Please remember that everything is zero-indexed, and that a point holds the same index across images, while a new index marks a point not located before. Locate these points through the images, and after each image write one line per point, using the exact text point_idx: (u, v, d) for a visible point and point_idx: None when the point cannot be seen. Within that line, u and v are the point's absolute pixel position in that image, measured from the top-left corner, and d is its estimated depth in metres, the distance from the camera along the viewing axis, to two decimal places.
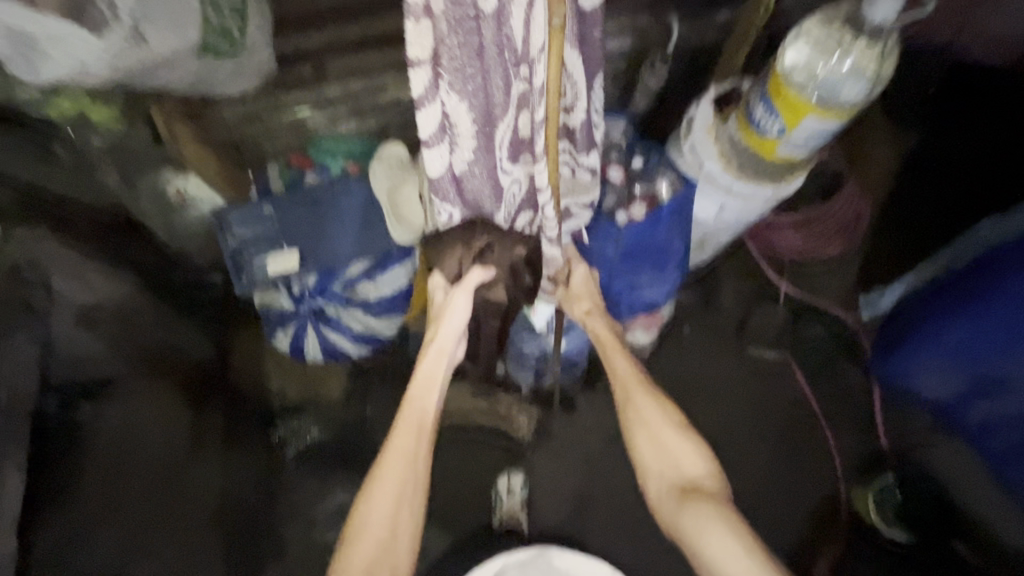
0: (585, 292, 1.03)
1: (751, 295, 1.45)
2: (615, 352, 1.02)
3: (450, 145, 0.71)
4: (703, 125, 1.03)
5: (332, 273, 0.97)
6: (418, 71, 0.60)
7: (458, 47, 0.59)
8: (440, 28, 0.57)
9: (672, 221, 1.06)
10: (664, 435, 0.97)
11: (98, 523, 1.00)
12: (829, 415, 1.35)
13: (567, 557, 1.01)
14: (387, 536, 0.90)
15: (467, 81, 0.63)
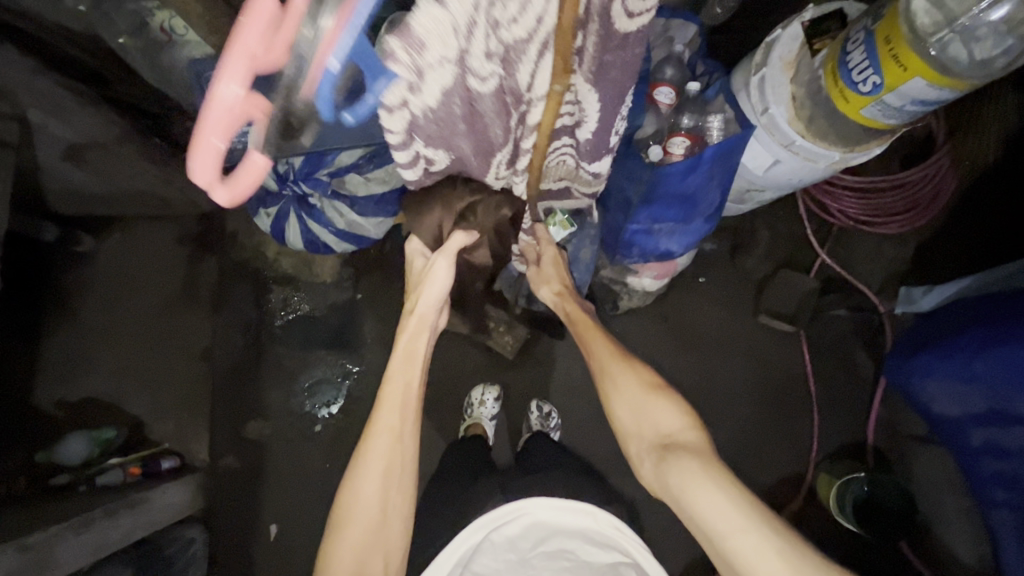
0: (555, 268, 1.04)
1: (783, 258, 1.31)
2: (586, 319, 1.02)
3: (428, 165, 0.74)
4: (782, 57, 0.84)
5: (323, 158, 0.87)
6: (393, 136, 0.62)
7: (435, 124, 0.63)
8: (416, 116, 0.60)
9: (714, 168, 0.89)
10: (636, 396, 0.91)
11: (94, 337, 1.31)
12: (824, 397, 1.28)
13: (546, 504, 0.79)
14: (377, 516, 0.84)
15: (448, 134, 0.66)
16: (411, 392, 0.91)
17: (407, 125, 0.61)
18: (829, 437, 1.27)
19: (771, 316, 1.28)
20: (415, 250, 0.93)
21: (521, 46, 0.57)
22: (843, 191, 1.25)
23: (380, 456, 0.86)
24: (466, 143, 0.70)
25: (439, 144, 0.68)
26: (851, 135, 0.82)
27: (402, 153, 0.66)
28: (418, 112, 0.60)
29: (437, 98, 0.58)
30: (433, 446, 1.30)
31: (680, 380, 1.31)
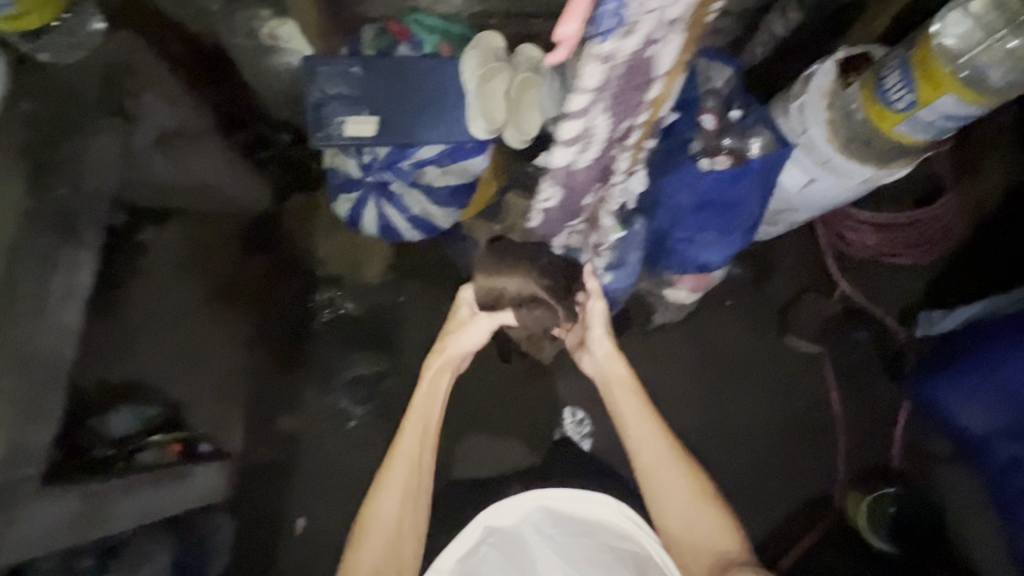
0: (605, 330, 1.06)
1: (806, 283, 1.39)
2: (635, 397, 1.05)
3: (579, 151, 0.80)
4: (820, 86, 0.95)
5: (405, 152, 0.98)
6: (582, 97, 0.68)
7: (619, 84, 0.69)
8: (610, 73, 0.66)
9: (756, 179, 1.00)
10: (687, 503, 0.98)
11: (138, 339, 1.14)
12: (849, 421, 1.32)
13: (561, 494, 0.98)
14: (394, 530, 0.94)
15: (625, 100, 0.72)
16: (431, 428, 1.01)
17: (597, 86, 0.67)
18: (852, 460, 1.30)
19: (797, 337, 1.35)
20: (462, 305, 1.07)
21: (673, 24, 0.64)
22: (856, 223, 1.30)
23: (399, 480, 0.96)
24: (615, 116, 0.76)
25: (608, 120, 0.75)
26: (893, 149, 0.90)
27: (572, 123, 0.74)
28: (612, 69, 0.65)
29: (632, 52, 0.64)
30: (465, 445, 1.33)
31: (708, 398, 1.35)
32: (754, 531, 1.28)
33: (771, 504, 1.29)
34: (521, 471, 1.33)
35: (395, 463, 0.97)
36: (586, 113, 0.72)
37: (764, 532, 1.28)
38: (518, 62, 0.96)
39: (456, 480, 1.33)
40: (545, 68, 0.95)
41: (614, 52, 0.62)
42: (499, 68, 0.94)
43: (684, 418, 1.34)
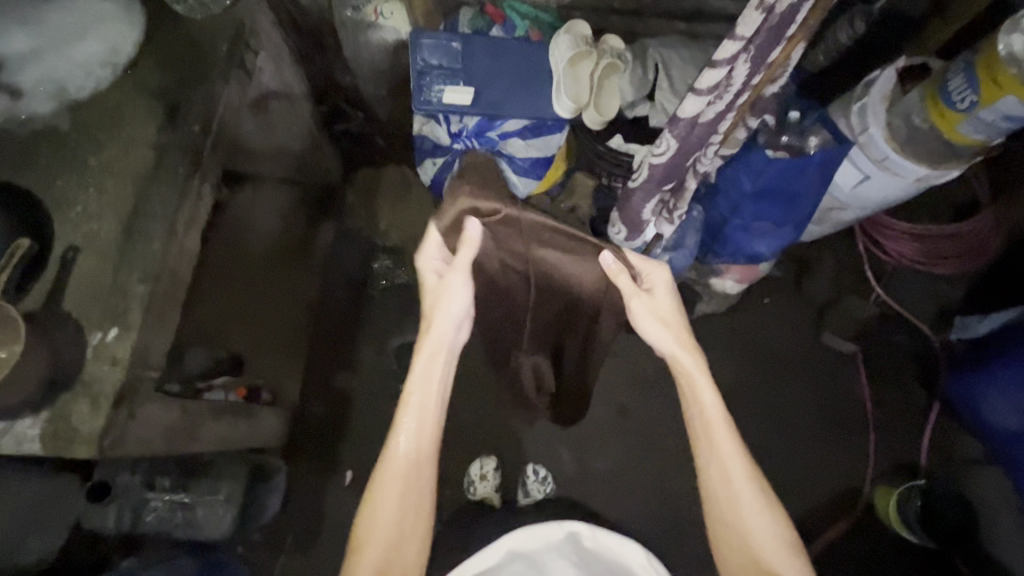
0: (664, 320, 0.84)
1: (844, 286, 1.46)
2: (702, 383, 0.81)
3: (712, 101, 0.67)
4: (881, 92, 1.04)
5: (492, 123, 1.05)
6: (728, 48, 0.58)
7: (771, 37, 0.59)
8: (769, 17, 0.55)
9: (816, 174, 1.06)
10: (759, 534, 0.74)
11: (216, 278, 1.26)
12: (880, 419, 1.38)
13: (600, 538, 0.80)
14: (393, 540, 0.73)
15: (769, 52, 0.62)
16: (435, 419, 0.79)
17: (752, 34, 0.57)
18: (882, 455, 1.36)
19: (834, 335, 1.41)
20: (428, 264, 0.84)
21: None
22: (895, 234, 1.37)
23: (396, 481, 0.75)
24: (754, 70, 0.64)
25: (751, 65, 0.63)
26: (959, 147, 0.99)
27: (717, 72, 0.61)
28: (770, 20, 0.56)
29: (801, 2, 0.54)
30: (512, 414, 1.39)
31: (747, 384, 1.41)
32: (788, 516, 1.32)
33: (801, 494, 1.34)
34: (567, 440, 1.39)
35: (391, 463, 0.76)
36: (736, 61, 0.60)
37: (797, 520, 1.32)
38: (603, 50, 1.07)
39: (501, 447, 1.39)
40: (627, 57, 1.08)
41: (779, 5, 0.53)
42: (587, 53, 1.05)
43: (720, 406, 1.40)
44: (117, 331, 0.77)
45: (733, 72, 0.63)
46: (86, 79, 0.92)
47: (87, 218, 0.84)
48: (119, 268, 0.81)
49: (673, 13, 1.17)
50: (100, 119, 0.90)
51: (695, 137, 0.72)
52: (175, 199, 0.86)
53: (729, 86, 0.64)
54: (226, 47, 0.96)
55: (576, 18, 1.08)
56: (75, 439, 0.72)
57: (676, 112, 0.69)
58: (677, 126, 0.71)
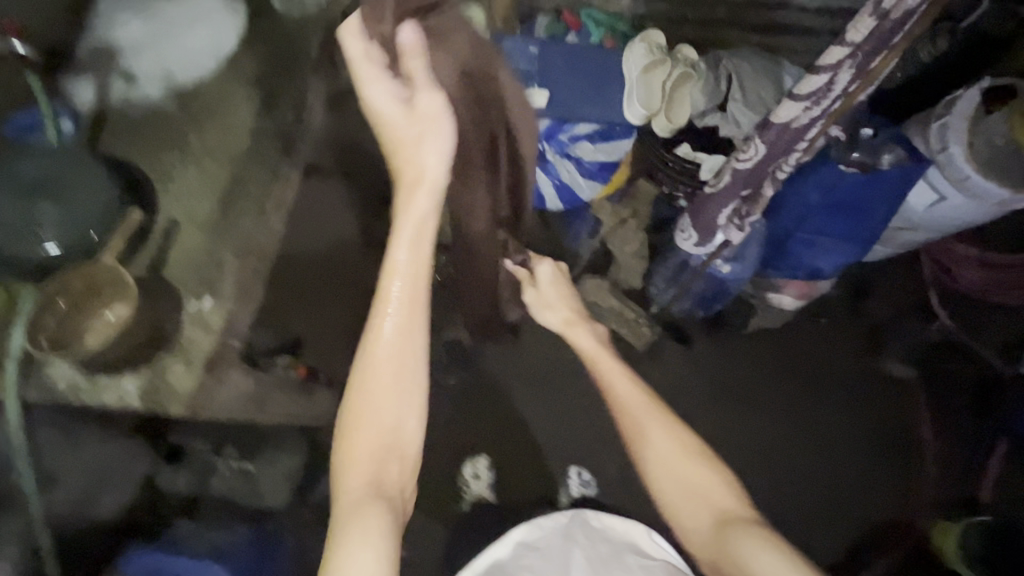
0: (563, 300, 1.20)
1: (907, 310, 1.41)
2: (610, 373, 1.04)
3: (810, 108, 0.69)
4: (964, 111, 1.01)
5: (562, 126, 1.09)
6: (836, 51, 0.62)
7: (881, 48, 0.61)
8: (883, 25, 0.58)
9: (888, 190, 1.05)
10: (671, 455, 0.89)
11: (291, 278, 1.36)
12: (939, 451, 1.33)
13: (605, 519, 0.82)
14: (387, 431, 0.80)
15: (879, 63, 0.64)
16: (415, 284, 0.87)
17: (862, 42, 0.60)
18: (940, 486, 1.31)
19: (891, 360, 1.37)
20: (381, 92, 0.85)
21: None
22: (962, 260, 1.35)
23: (387, 370, 0.82)
24: (860, 80, 0.66)
25: (855, 75, 0.65)
26: None
27: (819, 76, 0.65)
28: (883, 28, 0.59)
29: (920, 12, 0.57)
30: (555, 416, 1.39)
31: (792, 399, 1.39)
32: (843, 536, 1.29)
33: (849, 519, 1.30)
34: (609, 448, 1.37)
35: (376, 347, 0.83)
36: (840, 67, 0.63)
37: (847, 545, 1.29)
38: (677, 59, 1.08)
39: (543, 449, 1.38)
40: (701, 67, 1.09)
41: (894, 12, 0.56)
42: (661, 61, 1.06)
43: (769, 423, 1.37)
44: (211, 299, 0.84)
45: (836, 79, 0.65)
46: (192, 66, 0.99)
47: (186, 195, 0.90)
48: (215, 242, 0.87)
49: (746, 28, 1.18)
50: (202, 103, 0.97)
51: (784, 144, 0.75)
52: (268, 181, 0.91)
53: (829, 94, 0.67)
54: (319, 41, 1.02)
55: (651, 28, 1.10)
56: (168, 396, 0.79)
57: (770, 117, 0.73)
58: (767, 132, 0.74)
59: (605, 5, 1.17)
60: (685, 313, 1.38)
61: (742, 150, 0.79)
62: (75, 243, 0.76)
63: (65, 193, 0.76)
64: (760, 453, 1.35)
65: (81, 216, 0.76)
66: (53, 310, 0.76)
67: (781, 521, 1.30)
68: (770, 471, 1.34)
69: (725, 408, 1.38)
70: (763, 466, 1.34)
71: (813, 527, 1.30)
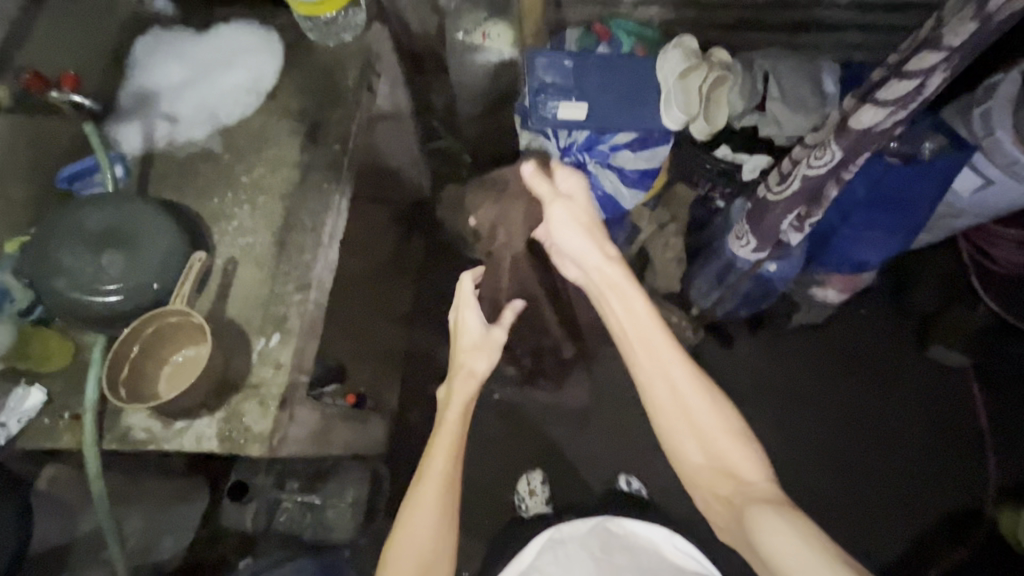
0: (587, 231, 0.96)
1: (950, 295, 1.40)
2: (630, 291, 0.87)
3: (894, 112, 0.69)
4: (1006, 95, 1.02)
5: (602, 137, 1.08)
6: (929, 55, 0.62)
7: (976, 50, 0.61)
8: (980, 30, 0.58)
9: (936, 179, 1.03)
10: (699, 414, 0.76)
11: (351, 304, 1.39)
12: (997, 437, 1.32)
13: (625, 524, 1.02)
14: (428, 547, 0.75)
15: (967, 65, 0.64)
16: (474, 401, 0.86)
17: (959, 46, 0.60)
18: (1001, 473, 1.29)
19: (943, 348, 1.35)
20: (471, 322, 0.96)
21: None
22: (1000, 239, 1.29)
23: (444, 462, 0.79)
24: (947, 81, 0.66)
25: (944, 78, 0.65)
26: None
27: (909, 81, 0.65)
28: (982, 32, 0.59)
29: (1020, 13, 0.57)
30: (604, 424, 1.39)
31: (830, 388, 1.38)
32: (900, 532, 1.27)
33: (902, 511, 1.29)
34: (663, 453, 1.37)
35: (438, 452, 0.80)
36: (932, 71, 0.63)
37: (905, 550, 1.26)
38: (712, 62, 1.08)
39: (596, 459, 1.37)
40: (737, 68, 1.09)
41: (999, 16, 0.56)
42: (698, 65, 1.06)
43: (817, 417, 1.36)
44: (279, 337, 0.83)
45: (924, 83, 0.65)
46: (235, 104, 0.99)
47: (242, 234, 0.90)
48: (275, 277, 0.87)
49: (774, 25, 1.18)
50: (248, 142, 0.97)
51: (860, 148, 0.75)
52: (321, 214, 0.92)
53: (916, 97, 0.67)
54: (356, 71, 1.01)
55: (683, 34, 1.10)
56: (246, 438, 0.78)
57: (847, 121, 0.73)
58: (845, 136, 0.74)
59: (634, 13, 1.17)
60: (728, 316, 1.38)
61: (813, 155, 0.80)
62: (145, 291, 0.76)
63: (129, 241, 0.78)
64: (806, 449, 1.34)
65: (146, 262, 0.77)
66: (126, 357, 0.75)
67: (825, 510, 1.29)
68: (821, 467, 1.33)
69: (771, 404, 1.37)
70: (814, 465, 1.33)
71: (866, 519, 1.28)
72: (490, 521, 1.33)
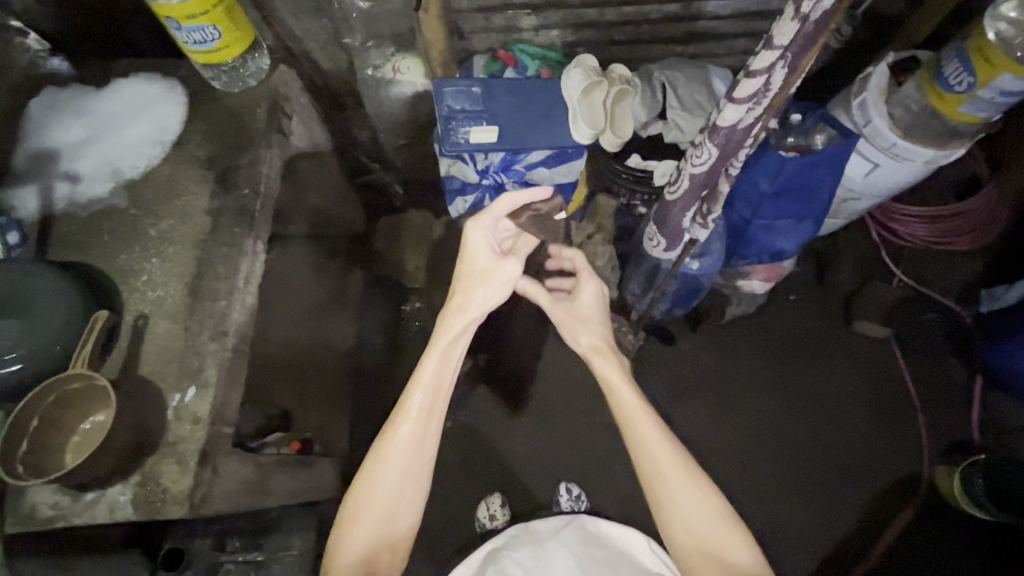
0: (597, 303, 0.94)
1: (867, 271, 1.49)
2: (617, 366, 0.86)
3: (751, 108, 0.75)
4: (878, 86, 1.10)
5: (517, 156, 1.11)
6: (767, 54, 0.67)
7: (807, 44, 0.66)
8: (802, 29, 0.63)
9: (828, 167, 1.10)
10: (684, 499, 0.77)
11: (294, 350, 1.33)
12: (925, 403, 1.39)
13: (598, 524, 0.99)
14: (389, 510, 0.75)
15: (805, 58, 0.70)
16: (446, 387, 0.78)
17: (788, 44, 0.65)
18: (939, 439, 1.36)
19: (865, 324, 1.42)
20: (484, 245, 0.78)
21: None
22: (905, 217, 1.43)
23: (415, 423, 0.75)
24: (790, 76, 0.72)
25: (787, 71, 0.70)
26: (958, 128, 1.05)
27: (756, 79, 0.70)
28: (806, 29, 0.63)
29: (833, 9, 0.62)
30: (561, 437, 1.39)
31: (789, 369, 1.43)
32: (855, 505, 1.32)
33: (861, 484, 1.34)
34: (620, 456, 1.38)
35: (395, 430, 0.75)
36: (773, 67, 0.68)
37: (866, 503, 1.32)
38: (613, 77, 1.14)
39: (556, 473, 1.37)
40: (636, 82, 1.15)
41: (813, 13, 0.61)
42: (600, 82, 1.11)
43: (766, 403, 1.41)
44: (195, 390, 0.80)
45: (770, 79, 0.71)
46: (139, 157, 0.97)
47: (151, 289, 0.87)
48: (189, 329, 0.84)
49: (669, 39, 1.25)
50: (155, 194, 0.95)
51: (733, 143, 0.81)
52: (236, 258, 0.90)
53: (767, 92, 0.72)
54: (264, 114, 1.00)
55: (581, 53, 1.15)
56: (165, 500, 0.75)
57: (714, 120, 0.79)
58: (716, 135, 0.79)
59: (537, 37, 1.21)
60: (665, 315, 1.42)
61: (694, 154, 0.85)
62: (41, 360, 0.73)
63: (20, 306, 0.73)
64: (770, 431, 1.39)
65: (42, 326, 0.73)
66: (25, 430, 0.70)
67: (800, 505, 1.32)
68: (785, 445, 1.37)
69: (720, 394, 1.42)
70: (791, 423, 1.39)
71: (831, 495, 1.33)
72: (455, 549, 1.31)
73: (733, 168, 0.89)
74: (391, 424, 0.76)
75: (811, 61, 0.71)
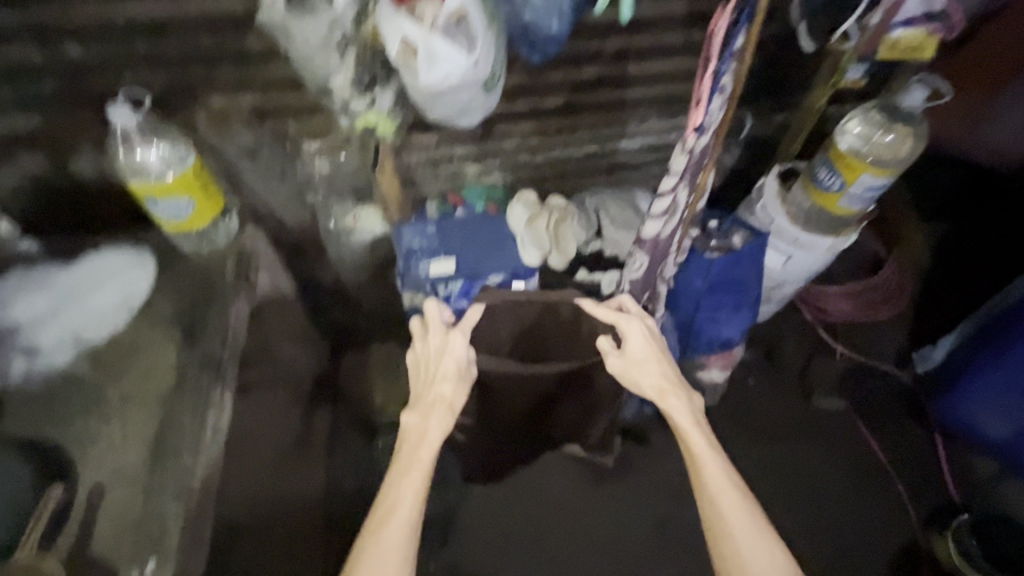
0: (647, 362, 0.91)
1: (810, 348, 1.59)
2: (676, 403, 0.88)
3: (666, 222, 0.87)
4: (772, 192, 1.30)
5: (475, 282, 1.18)
6: (669, 180, 0.80)
7: (696, 168, 0.81)
8: (689, 158, 0.78)
9: (750, 261, 1.23)
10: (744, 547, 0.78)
11: None
12: (898, 468, 1.43)
13: None
14: None
15: (698, 179, 0.84)
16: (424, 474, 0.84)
17: (683, 169, 0.79)
18: (921, 503, 1.39)
19: (824, 399, 1.50)
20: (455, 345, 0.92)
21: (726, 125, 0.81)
22: (829, 297, 1.55)
23: (410, 508, 0.81)
24: (690, 193, 0.86)
25: (688, 190, 0.84)
26: (844, 218, 1.24)
27: (665, 200, 0.83)
28: (693, 157, 0.78)
29: (708, 142, 0.78)
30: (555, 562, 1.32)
31: (764, 449, 1.47)
32: None
33: (857, 562, 1.34)
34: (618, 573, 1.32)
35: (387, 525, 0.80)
36: (676, 189, 0.81)
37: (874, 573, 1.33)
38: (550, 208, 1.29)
39: None
40: (571, 209, 1.31)
41: (695, 148, 0.76)
42: (540, 213, 1.26)
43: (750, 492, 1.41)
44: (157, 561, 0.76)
45: (676, 199, 0.84)
46: (104, 323, 0.99)
47: (110, 456, 0.85)
48: (151, 495, 0.81)
49: (592, 170, 1.45)
50: (118, 357, 0.95)
51: (660, 251, 0.93)
52: (200, 412, 0.89)
53: (675, 209, 0.86)
54: (231, 270, 1.06)
55: (520, 191, 1.31)
56: None
57: (639, 236, 0.91)
58: (644, 246, 0.91)
59: (480, 179, 1.38)
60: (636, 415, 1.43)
61: (630, 263, 0.97)
62: None
63: None
64: None
65: None
66: None
67: None
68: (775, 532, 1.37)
69: None
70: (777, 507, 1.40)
71: None
72: None
73: (665, 271, 1.00)
74: (383, 512, 0.81)
75: (705, 179, 0.86)
